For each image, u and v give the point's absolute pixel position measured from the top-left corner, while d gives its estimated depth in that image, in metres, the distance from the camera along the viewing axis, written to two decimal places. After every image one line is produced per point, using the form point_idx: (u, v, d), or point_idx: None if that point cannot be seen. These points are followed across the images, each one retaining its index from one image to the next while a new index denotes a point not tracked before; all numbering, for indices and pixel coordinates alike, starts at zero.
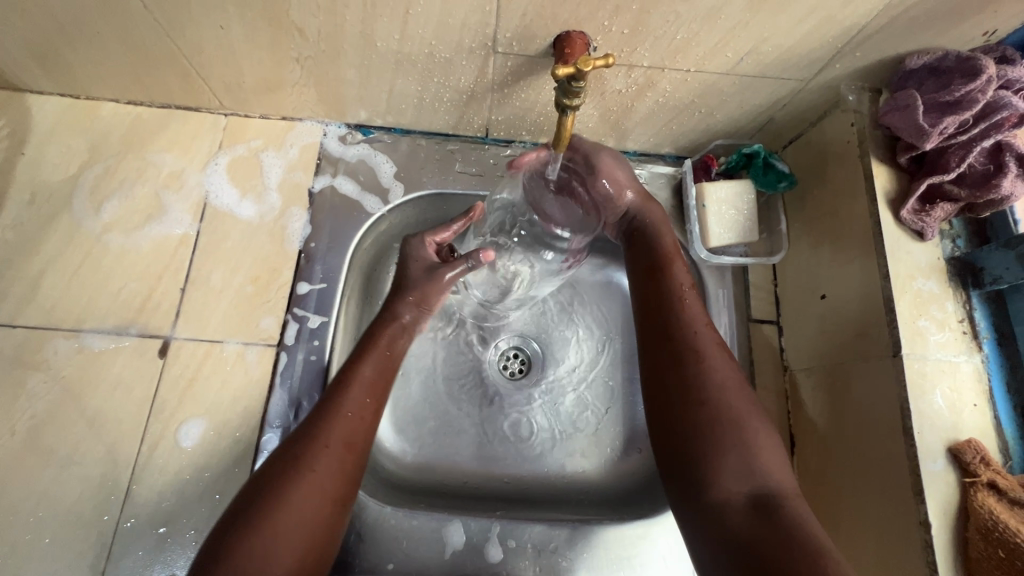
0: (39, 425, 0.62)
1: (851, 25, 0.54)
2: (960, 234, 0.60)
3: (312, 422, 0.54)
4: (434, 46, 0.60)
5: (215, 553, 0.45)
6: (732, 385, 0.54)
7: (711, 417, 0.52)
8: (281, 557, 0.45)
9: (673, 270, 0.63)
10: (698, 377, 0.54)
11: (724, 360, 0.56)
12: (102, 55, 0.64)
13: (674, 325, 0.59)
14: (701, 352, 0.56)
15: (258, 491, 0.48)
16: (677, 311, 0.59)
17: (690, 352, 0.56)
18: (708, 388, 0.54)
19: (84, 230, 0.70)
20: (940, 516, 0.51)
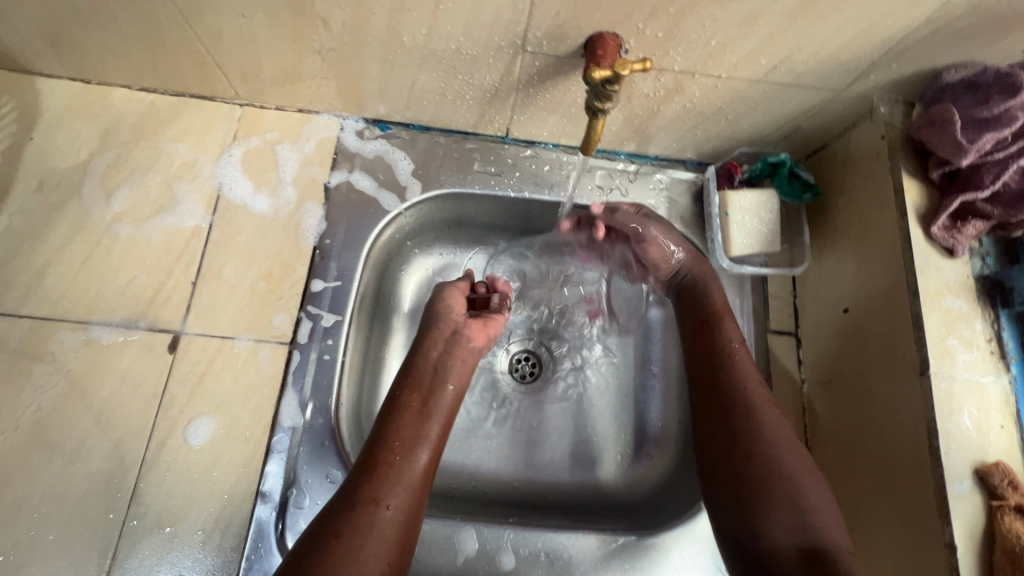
0: (44, 419, 0.61)
1: (890, 36, 0.53)
2: (990, 252, 0.60)
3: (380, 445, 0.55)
4: (461, 43, 0.59)
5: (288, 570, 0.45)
6: (790, 441, 0.55)
7: (766, 469, 0.54)
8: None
9: (723, 328, 0.64)
10: (751, 431, 0.56)
11: (775, 414, 0.58)
12: (117, 41, 0.63)
13: (728, 380, 0.60)
14: (756, 408, 0.57)
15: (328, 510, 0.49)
16: (730, 367, 0.61)
17: (743, 405, 0.58)
18: (763, 443, 0.55)
19: (93, 219, 0.68)
20: (966, 540, 0.50)
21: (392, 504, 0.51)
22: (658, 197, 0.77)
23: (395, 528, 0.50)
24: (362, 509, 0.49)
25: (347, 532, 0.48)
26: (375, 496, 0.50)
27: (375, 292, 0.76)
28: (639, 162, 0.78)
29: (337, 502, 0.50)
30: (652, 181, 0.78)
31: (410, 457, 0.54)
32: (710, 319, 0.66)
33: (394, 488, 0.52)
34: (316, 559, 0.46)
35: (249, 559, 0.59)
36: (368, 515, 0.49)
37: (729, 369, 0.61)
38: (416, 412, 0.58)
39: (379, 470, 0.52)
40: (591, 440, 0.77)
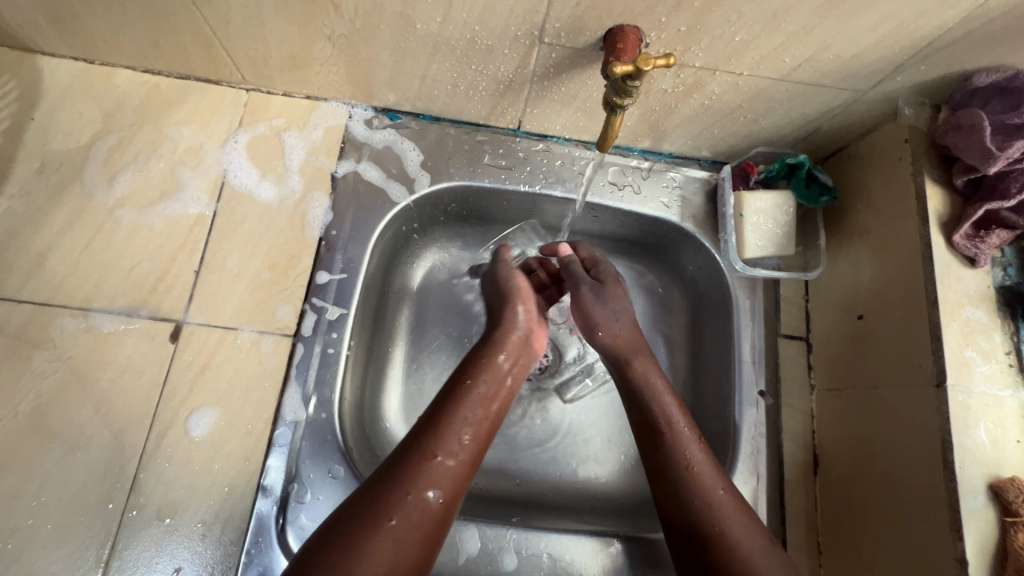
0: (44, 406, 0.60)
1: (921, 37, 0.51)
2: (1012, 262, 0.58)
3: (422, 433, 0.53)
4: (476, 32, 0.57)
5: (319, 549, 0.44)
6: (756, 551, 0.50)
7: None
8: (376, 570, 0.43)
9: (677, 429, 0.57)
10: (726, 548, 0.50)
11: (749, 523, 0.51)
12: (122, 21, 0.61)
13: (686, 485, 0.54)
14: (721, 521, 0.51)
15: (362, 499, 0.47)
16: (688, 473, 0.54)
17: (712, 516, 0.51)
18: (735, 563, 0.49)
19: (95, 204, 0.67)
20: (977, 554, 0.49)
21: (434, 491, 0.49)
22: (671, 196, 0.75)
23: (434, 518, 0.48)
24: (400, 493, 0.47)
25: (383, 514, 0.46)
26: (417, 481, 0.49)
27: (379, 286, 0.74)
28: (652, 159, 0.76)
29: (376, 481, 0.49)
30: (665, 178, 0.76)
31: (457, 445, 0.52)
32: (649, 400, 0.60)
33: (437, 476, 0.50)
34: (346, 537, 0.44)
35: (249, 553, 0.59)
36: (405, 500, 0.47)
37: (690, 477, 0.54)
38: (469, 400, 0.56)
39: (421, 454, 0.50)
40: (591, 439, 0.76)
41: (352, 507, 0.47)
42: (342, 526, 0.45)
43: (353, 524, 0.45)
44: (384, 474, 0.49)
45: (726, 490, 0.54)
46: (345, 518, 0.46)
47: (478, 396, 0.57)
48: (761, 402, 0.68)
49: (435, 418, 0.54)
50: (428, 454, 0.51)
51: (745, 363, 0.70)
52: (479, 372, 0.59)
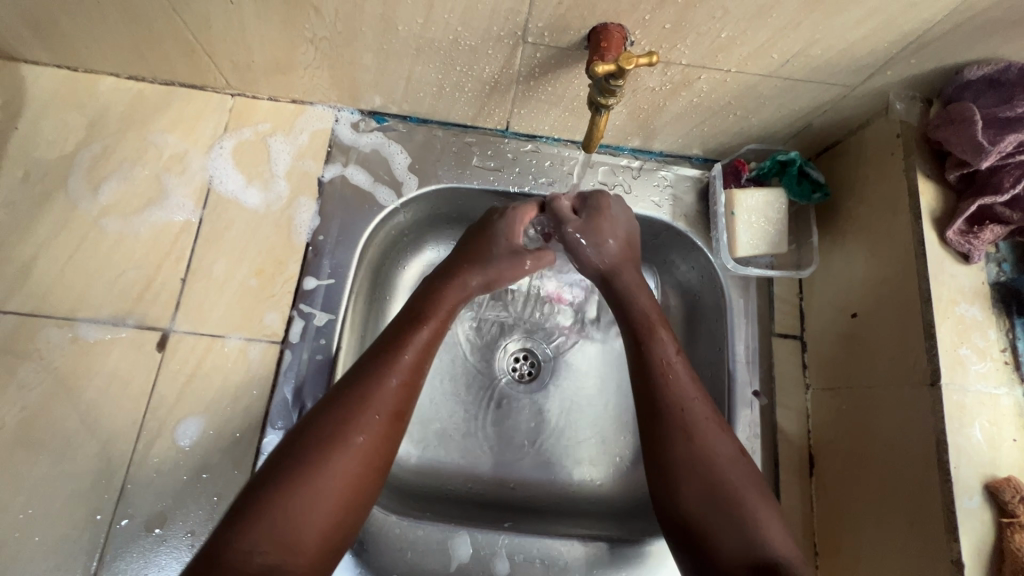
0: (30, 417, 0.60)
1: (910, 31, 0.50)
2: (1007, 258, 0.57)
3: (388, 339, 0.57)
4: (459, 33, 0.56)
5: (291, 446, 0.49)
6: (731, 456, 0.53)
7: (711, 502, 0.51)
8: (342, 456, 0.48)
9: (659, 338, 0.60)
10: (690, 452, 0.53)
11: (719, 435, 0.54)
12: (102, 27, 0.60)
13: (668, 401, 0.56)
14: (694, 431, 0.54)
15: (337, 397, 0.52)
16: (665, 383, 0.57)
17: (682, 427, 0.54)
18: (697, 467, 0.53)
19: (80, 212, 0.66)
20: (974, 556, 0.49)
21: (377, 418, 0.51)
22: (662, 195, 0.74)
23: (376, 446, 0.51)
24: (347, 429, 0.49)
25: (332, 447, 0.48)
26: (364, 412, 0.51)
27: (370, 289, 0.74)
28: (642, 158, 0.76)
29: (315, 416, 0.51)
30: (656, 177, 0.75)
31: (405, 375, 0.54)
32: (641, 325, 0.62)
33: (382, 408, 0.52)
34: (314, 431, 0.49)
35: None
36: (350, 440, 0.49)
37: (665, 386, 0.57)
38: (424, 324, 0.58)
39: (371, 386, 0.52)
40: (586, 441, 0.75)
41: (292, 440, 0.49)
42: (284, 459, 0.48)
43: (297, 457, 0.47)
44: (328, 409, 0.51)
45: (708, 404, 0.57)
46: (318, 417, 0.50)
47: (433, 323, 0.59)
48: (756, 403, 0.67)
49: (385, 350, 0.55)
50: (376, 387, 0.52)
51: (739, 364, 0.69)
52: (444, 302, 0.62)
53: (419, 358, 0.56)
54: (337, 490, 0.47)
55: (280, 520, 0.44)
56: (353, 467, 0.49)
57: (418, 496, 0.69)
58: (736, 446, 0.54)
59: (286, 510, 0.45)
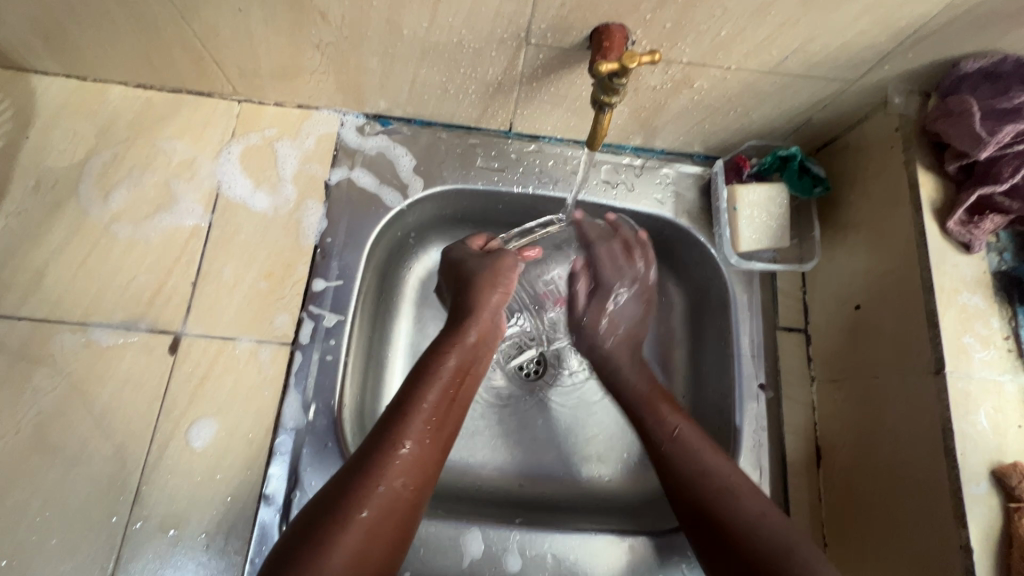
0: (45, 421, 0.60)
1: (907, 25, 0.51)
2: (1007, 247, 0.58)
3: (395, 405, 0.56)
4: (463, 35, 0.57)
5: (301, 529, 0.47)
6: (748, 494, 0.55)
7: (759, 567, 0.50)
8: (349, 536, 0.46)
9: (660, 412, 0.62)
10: (712, 495, 0.55)
11: (746, 490, 0.55)
12: (112, 37, 0.61)
13: (689, 476, 0.57)
14: (724, 495, 0.55)
15: (344, 475, 0.50)
16: (675, 459, 0.58)
17: (709, 491, 0.55)
18: (734, 540, 0.53)
19: (90, 219, 0.67)
20: (982, 542, 0.49)
21: (390, 488, 0.50)
22: (664, 192, 0.75)
23: (390, 518, 0.49)
24: (352, 504, 0.48)
25: (337, 526, 0.46)
26: (373, 482, 0.49)
27: (377, 291, 0.75)
28: (644, 156, 0.76)
29: (327, 495, 0.49)
30: (659, 175, 0.76)
31: (416, 438, 0.53)
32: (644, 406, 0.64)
33: (391, 477, 0.50)
34: (324, 514, 0.47)
35: (254, 562, 0.59)
36: (353, 518, 0.47)
37: (676, 457, 0.58)
38: (428, 377, 0.58)
39: (381, 455, 0.51)
40: (593, 438, 0.76)
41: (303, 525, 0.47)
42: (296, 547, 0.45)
43: (308, 543, 0.45)
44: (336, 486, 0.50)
45: (727, 463, 0.58)
46: (328, 497, 0.49)
47: (438, 377, 0.58)
48: (762, 396, 0.68)
49: (390, 420, 0.54)
50: (386, 455, 0.51)
51: (745, 357, 0.70)
52: (445, 350, 0.61)
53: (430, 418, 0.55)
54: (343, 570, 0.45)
55: None
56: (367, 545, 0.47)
57: None
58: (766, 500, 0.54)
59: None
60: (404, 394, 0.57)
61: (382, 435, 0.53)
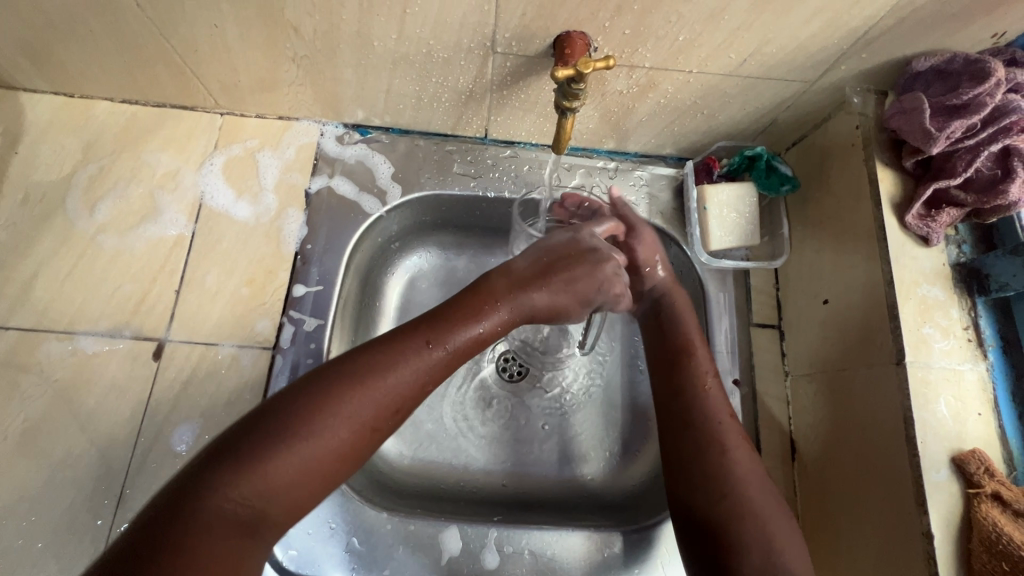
0: (32, 427, 0.62)
1: (856, 27, 0.53)
2: (966, 239, 0.60)
3: (435, 316, 0.51)
4: (432, 46, 0.59)
5: (300, 391, 0.44)
6: (757, 476, 0.52)
7: (724, 508, 0.50)
8: (338, 430, 0.42)
9: (697, 358, 0.59)
10: (719, 468, 0.52)
11: (749, 457, 0.53)
12: (95, 55, 0.64)
13: (699, 419, 0.55)
14: (725, 443, 0.53)
15: (358, 359, 0.46)
16: (694, 400, 0.56)
17: (715, 436, 0.54)
18: (715, 479, 0.51)
19: (77, 231, 0.69)
20: (943, 528, 0.50)
21: (314, 454, 0.41)
22: (638, 194, 0.77)
23: (300, 494, 0.41)
24: (355, 400, 0.44)
25: (329, 415, 0.42)
26: (378, 383, 0.45)
27: (359, 295, 0.76)
28: (618, 159, 0.78)
29: (254, 421, 0.42)
30: (633, 177, 0.78)
31: (439, 354, 0.48)
32: (680, 352, 0.60)
33: (400, 388, 0.46)
34: (325, 388, 0.44)
35: None
36: (351, 412, 0.43)
37: (696, 402, 0.56)
38: (411, 341, 0.48)
39: (398, 356, 0.47)
40: (574, 439, 0.77)
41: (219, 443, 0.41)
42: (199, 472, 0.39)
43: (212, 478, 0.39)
44: (271, 415, 0.42)
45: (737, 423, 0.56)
46: (337, 368, 0.45)
47: (418, 347, 0.48)
48: (736, 391, 0.69)
49: (423, 330, 0.49)
50: (403, 363, 0.46)
51: (720, 353, 0.71)
52: (501, 300, 0.54)
53: (393, 391, 0.45)
54: (326, 460, 0.42)
55: (257, 480, 0.39)
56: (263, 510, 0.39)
57: (409, 495, 0.71)
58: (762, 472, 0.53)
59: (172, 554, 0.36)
60: (434, 316, 0.51)
61: (335, 386, 0.44)
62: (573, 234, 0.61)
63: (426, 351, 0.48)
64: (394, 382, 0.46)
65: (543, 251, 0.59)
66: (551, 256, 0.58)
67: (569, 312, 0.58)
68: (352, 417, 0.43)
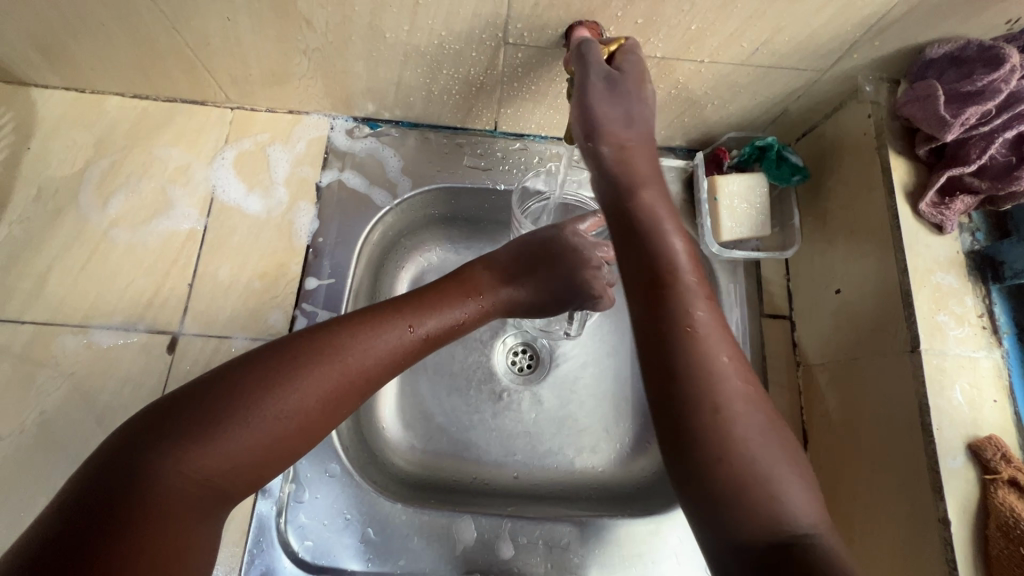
0: (48, 421, 0.62)
1: (869, 15, 0.53)
2: (980, 227, 0.60)
3: (384, 307, 0.53)
4: (444, 37, 0.59)
5: (241, 369, 0.44)
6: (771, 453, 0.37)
7: (728, 469, 0.36)
8: (286, 403, 0.43)
9: (677, 286, 0.41)
10: (721, 450, 0.37)
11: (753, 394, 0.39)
12: (107, 49, 0.64)
13: (684, 363, 0.39)
14: (716, 391, 0.38)
15: (307, 341, 0.47)
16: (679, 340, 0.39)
17: (699, 391, 0.38)
18: (710, 441, 0.37)
19: (90, 225, 0.69)
20: (960, 514, 0.50)
21: (282, 424, 0.43)
22: None
23: (261, 460, 0.43)
24: (298, 376, 0.45)
25: (272, 391, 0.43)
26: (327, 361, 0.46)
27: (371, 288, 0.76)
28: None
29: (222, 382, 0.43)
30: None
31: (388, 340, 0.50)
32: (668, 274, 0.41)
33: (349, 367, 0.47)
34: (266, 366, 0.45)
35: (251, 553, 0.60)
36: (294, 386, 0.44)
37: (679, 344, 0.39)
38: (392, 324, 0.51)
39: (345, 338, 0.48)
40: (585, 430, 0.77)
41: (185, 398, 0.42)
42: (165, 425, 0.40)
43: (179, 436, 0.40)
44: (242, 378, 0.43)
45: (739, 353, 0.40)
46: (282, 349, 0.46)
47: (397, 330, 0.51)
48: None
49: (372, 314, 0.51)
50: (348, 345, 0.48)
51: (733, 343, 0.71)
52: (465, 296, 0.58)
53: (365, 367, 0.48)
54: (272, 432, 0.43)
55: (203, 453, 0.40)
56: (225, 473, 0.41)
57: (422, 488, 0.71)
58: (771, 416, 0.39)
59: (140, 508, 0.37)
60: (384, 305, 0.53)
61: (308, 358, 0.46)
62: (554, 232, 0.64)
63: (407, 333, 0.52)
64: (365, 360, 0.49)
65: (522, 246, 0.63)
66: (536, 256, 0.62)
67: (545, 305, 0.63)
68: (323, 391, 0.45)
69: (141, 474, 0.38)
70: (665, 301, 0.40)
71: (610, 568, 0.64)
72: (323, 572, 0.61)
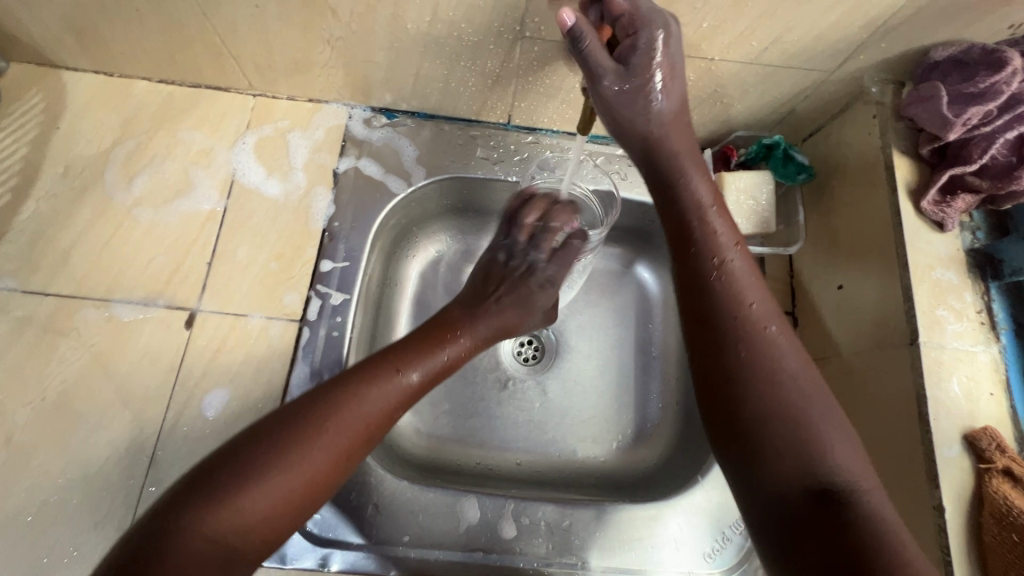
0: (69, 390, 0.64)
1: (876, 17, 0.55)
2: (981, 226, 0.61)
3: (376, 359, 0.55)
4: (463, 29, 0.61)
5: (254, 435, 0.47)
6: (804, 389, 0.45)
7: (768, 420, 0.44)
8: (296, 463, 0.46)
9: (706, 231, 0.51)
10: (757, 375, 0.45)
11: (784, 332, 0.48)
12: (138, 33, 0.66)
13: (720, 304, 0.48)
14: (753, 330, 0.47)
15: (310, 401, 0.50)
16: (716, 284, 0.49)
17: (739, 331, 0.47)
18: (773, 411, 0.44)
19: (115, 203, 0.72)
20: (954, 500, 0.52)
21: (298, 480, 0.46)
22: None
23: (280, 516, 0.45)
24: (308, 434, 0.47)
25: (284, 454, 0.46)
26: (333, 412, 0.49)
27: (383, 274, 0.79)
28: None
29: (236, 452, 0.46)
30: None
31: (386, 387, 0.53)
32: (699, 223, 0.51)
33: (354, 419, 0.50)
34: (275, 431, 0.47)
35: None
36: (304, 445, 0.46)
37: (718, 286, 0.49)
38: (384, 373, 0.54)
39: (348, 391, 0.51)
40: (592, 422, 0.78)
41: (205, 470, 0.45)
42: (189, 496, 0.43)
43: (197, 500, 0.42)
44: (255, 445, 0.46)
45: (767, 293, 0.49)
46: (289, 409, 0.49)
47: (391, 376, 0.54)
48: None
49: (368, 366, 0.54)
50: (351, 395, 0.50)
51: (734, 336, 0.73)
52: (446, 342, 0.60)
53: (368, 415, 0.50)
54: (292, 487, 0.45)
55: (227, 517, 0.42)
56: (249, 531, 0.43)
57: (429, 471, 0.73)
58: (813, 371, 0.46)
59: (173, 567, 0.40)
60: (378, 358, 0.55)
61: (311, 415, 0.48)
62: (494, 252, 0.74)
63: (398, 377, 0.54)
64: (370, 411, 0.51)
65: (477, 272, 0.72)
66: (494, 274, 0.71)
67: (517, 321, 0.69)
68: (331, 446, 0.48)
69: (167, 541, 0.41)
70: (703, 252, 0.50)
71: (610, 552, 0.65)
72: (331, 545, 0.63)
